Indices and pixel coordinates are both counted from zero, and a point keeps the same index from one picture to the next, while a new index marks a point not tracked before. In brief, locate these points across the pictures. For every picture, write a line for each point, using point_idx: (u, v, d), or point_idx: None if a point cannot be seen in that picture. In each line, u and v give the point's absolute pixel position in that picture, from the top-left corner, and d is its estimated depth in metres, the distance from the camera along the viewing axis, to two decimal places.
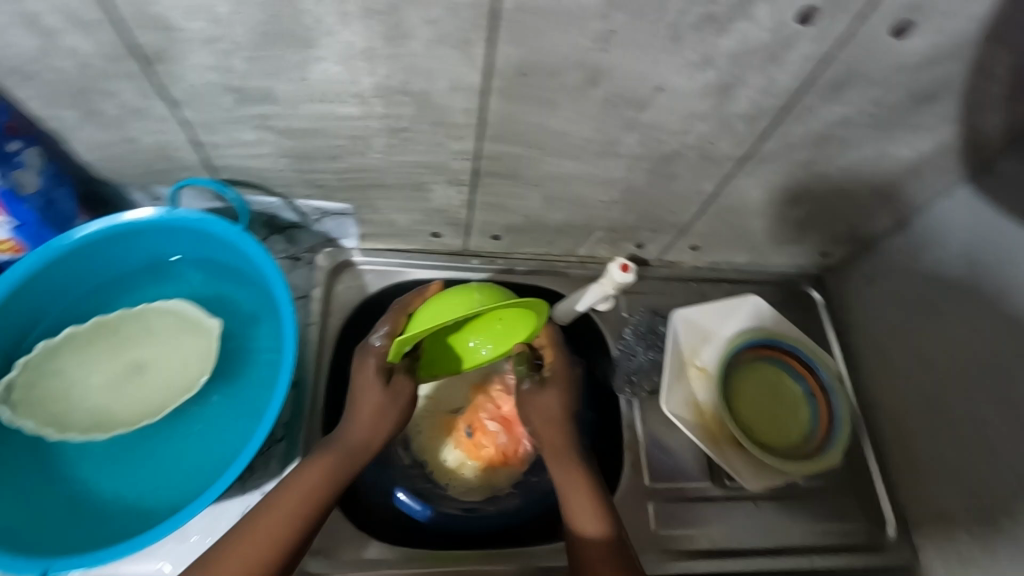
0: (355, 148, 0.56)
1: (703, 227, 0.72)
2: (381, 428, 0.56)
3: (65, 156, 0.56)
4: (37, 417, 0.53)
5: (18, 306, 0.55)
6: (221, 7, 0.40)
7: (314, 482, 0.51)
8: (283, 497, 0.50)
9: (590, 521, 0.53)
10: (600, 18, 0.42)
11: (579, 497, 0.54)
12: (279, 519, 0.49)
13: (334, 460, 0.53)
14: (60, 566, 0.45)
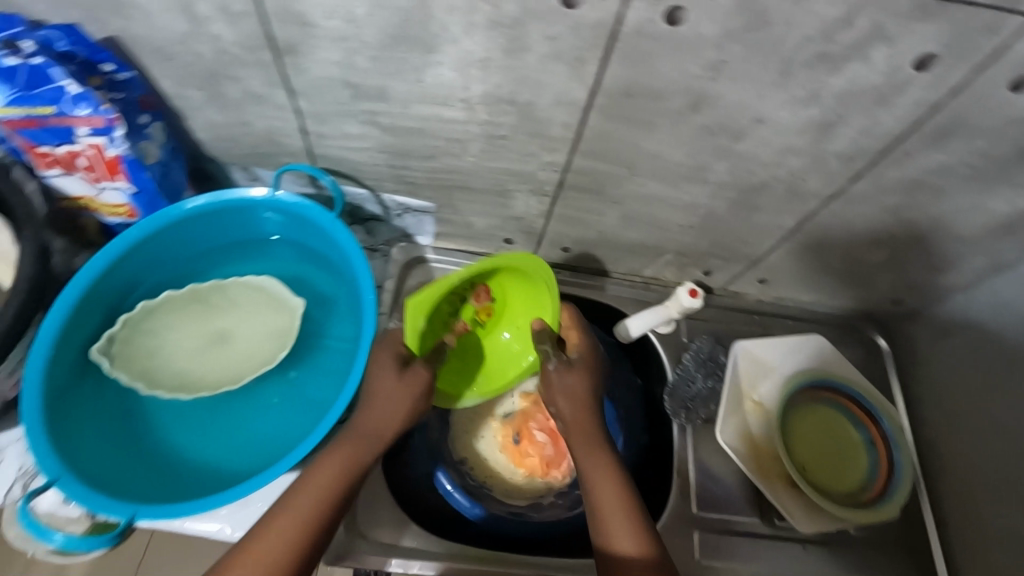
0: (450, 150, 0.58)
1: (775, 261, 0.72)
2: (397, 412, 0.51)
3: (183, 133, 0.60)
4: (130, 371, 0.57)
5: (127, 267, 0.59)
6: (359, 8, 0.43)
7: (330, 477, 0.48)
8: (301, 491, 0.48)
9: (626, 539, 0.49)
10: (715, 48, 0.43)
11: (611, 506, 0.51)
12: (296, 518, 0.46)
13: (348, 454, 0.50)
14: (147, 513, 0.48)
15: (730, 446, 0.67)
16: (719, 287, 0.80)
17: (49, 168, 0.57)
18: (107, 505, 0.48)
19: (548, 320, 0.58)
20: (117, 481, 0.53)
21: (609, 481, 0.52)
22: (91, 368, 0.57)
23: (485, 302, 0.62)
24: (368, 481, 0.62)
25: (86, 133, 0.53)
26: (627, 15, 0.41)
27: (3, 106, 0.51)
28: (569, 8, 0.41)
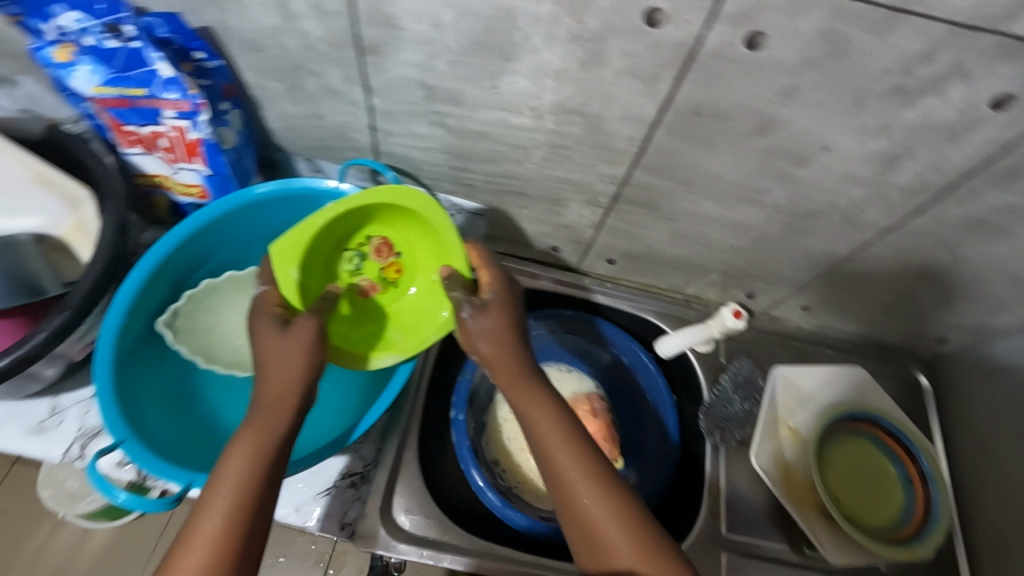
0: (512, 156, 0.59)
1: (821, 289, 0.72)
2: (295, 373, 0.48)
3: (258, 121, 0.63)
4: (191, 344, 0.62)
5: (195, 245, 0.61)
6: (446, 15, 0.45)
7: (243, 461, 0.43)
8: (219, 486, 0.42)
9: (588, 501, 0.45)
10: (791, 74, 0.44)
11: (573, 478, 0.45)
12: (218, 521, 0.40)
13: (257, 433, 0.44)
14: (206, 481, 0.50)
15: (763, 471, 0.67)
16: (761, 310, 0.80)
17: (131, 146, 0.59)
18: (168, 470, 0.50)
19: (457, 268, 0.56)
20: (175, 447, 0.56)
21: (561, 446, 0.47)
22: (153, 338, 0.60)
23: (388, 258, 0.63)
24: (403, 472, 0.63)
25: (171, 115, 0.55)
26: (708, 37, 0.42)
27: (99, 85, 0.54)
28: (651, 28, 0.42)
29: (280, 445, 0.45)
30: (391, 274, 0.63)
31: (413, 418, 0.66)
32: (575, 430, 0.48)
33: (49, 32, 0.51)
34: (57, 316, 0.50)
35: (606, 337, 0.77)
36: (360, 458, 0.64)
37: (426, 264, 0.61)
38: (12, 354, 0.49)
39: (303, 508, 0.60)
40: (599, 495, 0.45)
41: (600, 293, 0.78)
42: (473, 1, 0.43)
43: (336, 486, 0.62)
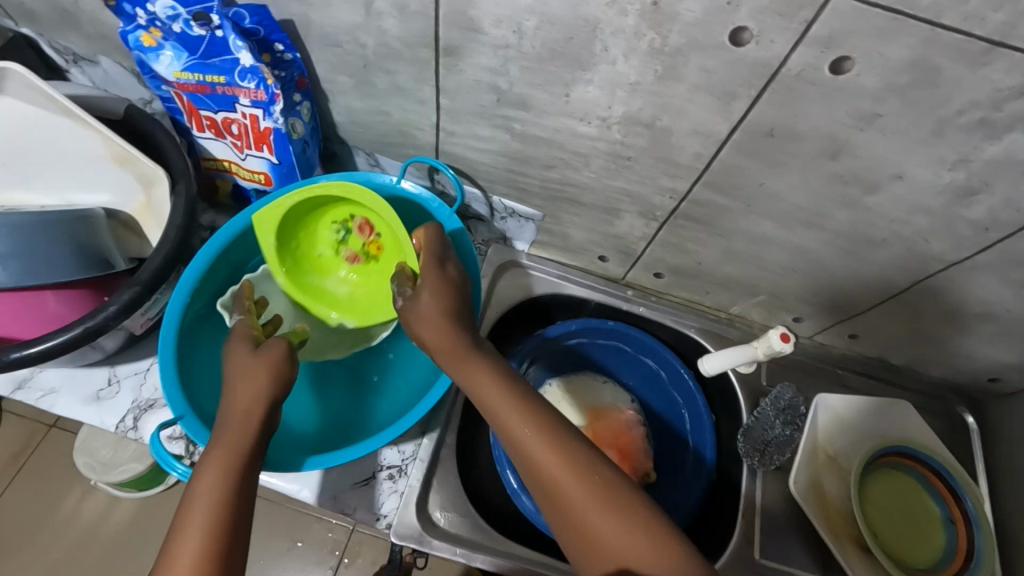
0: (573, 164, 0.60)
1: (872, 319, 0.70)
2: (261, 387, 0.49)
3: (324, 113, 0.64)
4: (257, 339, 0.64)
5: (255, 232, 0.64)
6: (528, 21, 0.45)
7: (218, 474, 0.42)
8: (194, 499, 0.41)
9: (559, 471, 0.43)
10: (872, 100, 0.43)
11: (534, 449, 0.44)
12: (196, 539, 0.39)
13: (226, 448, 0.44)
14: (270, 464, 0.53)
15: (801, 499, 0.66)
16: (805, 335, 0.78)
17: (203, 131, 0.62)
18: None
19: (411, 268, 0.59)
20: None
21: (513, 418, 0.46)
22: (210, 321, 0.63)
23: (371, 236, 0.65)
24: (440, 469, 0.64)
25: (246, 104, 0.57)
26: (792, 58, 0.42)
27: (180, 70, 0.56)
28: (735, 46, 0.42)
29: (252, 454, 0.45)
30: (373, 250, 0.66)
31: (453, 415, 0.67)
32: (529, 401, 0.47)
33: (139, 16, 0.53)
34: (126, 291, 0.52)
35: (645, 349, 0.76)
36: (398, 452, 0.63)
37: (394, 246, 0.62)
38: (84, 324, 0.51)
39: (341, 497, 0.60)
40: (560, 452, 0.44)
41: (643, 306, 0.78)
42: (557, 10, 0.44)
43: (374, 477, 0.61)
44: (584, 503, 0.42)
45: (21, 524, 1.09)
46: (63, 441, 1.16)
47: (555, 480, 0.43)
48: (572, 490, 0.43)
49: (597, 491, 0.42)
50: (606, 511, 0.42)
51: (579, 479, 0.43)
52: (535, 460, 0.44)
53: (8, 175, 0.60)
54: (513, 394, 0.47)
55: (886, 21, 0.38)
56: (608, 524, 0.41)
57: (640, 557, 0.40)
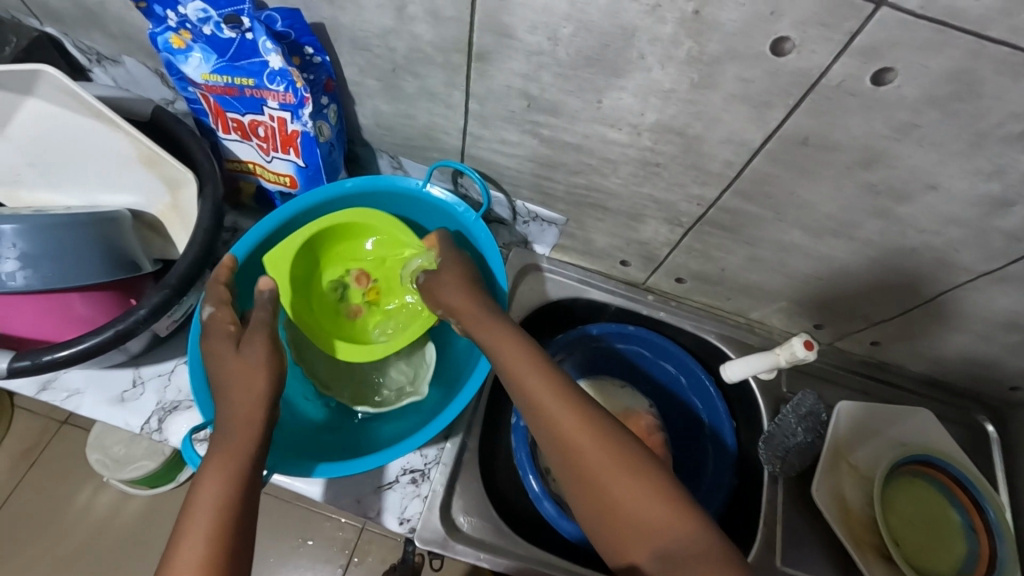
0: (600, 170, 0.59)
1: (894, 328, 0.70)
2: (258, 390, 0.49)
3: (349, 115, 0.64)
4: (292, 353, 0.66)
5: (283, 236, 0.65)
6: (564, 28, 0.45)
7: (218, 485, 0.42)
8: (195, 508, 0.41)
9: (580, 434, 0.46)
10: (911, 111, 0.43)
11: (560, 423, 0.47)
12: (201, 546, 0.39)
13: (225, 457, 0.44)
14: (299, 468, 0.53)
15: (824, 509, 0.66)
16: (825, 342, 0.78)
17: (229, 133, 0.62)
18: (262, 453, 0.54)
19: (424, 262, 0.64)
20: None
21: (537, 395, 0.49)
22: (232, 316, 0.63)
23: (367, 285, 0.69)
24: (463, 474, 0.64)
25: (275, 106, 0.57)
26: (832, 69, 0.42)
27: (209, 73, 0.56)
28: (776, 56, 0.42)
29: (251, 463, 0.45)
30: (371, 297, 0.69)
31: (475, 421, 0.67)
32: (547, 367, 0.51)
33: (169, 18, 0.53)
34: (155, 294, 0.52)
35: (665, 354, 0.76)
36: (421, 456, 0.63)
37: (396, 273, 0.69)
38: (114, 327, 0.51)
39: (365, 500, 0.60)
40: (580, 424, 0.47)
41: (664, 311, 0.78)
42: (595, 18, 0.43)
43: (397, 480, 0.62)
44: (602, 468, 0.45)
45: (34, 519, 1.09)
46: (75, 437, 1.16)
47: (575, 451, 0.46)
48: (592, 460, 0.45)
49: (613, 457, 0.45)
50: (624, 474, 0.45)
51: (600, 450, 0.46)
52: (558, 431, 0.47)
53: (37, 175, 0.60)
54: (538, 372, 0.50)
55: (932, 33, 0.37)
56: (629, 490, 0.44)
57: (659, 524, 0.43)
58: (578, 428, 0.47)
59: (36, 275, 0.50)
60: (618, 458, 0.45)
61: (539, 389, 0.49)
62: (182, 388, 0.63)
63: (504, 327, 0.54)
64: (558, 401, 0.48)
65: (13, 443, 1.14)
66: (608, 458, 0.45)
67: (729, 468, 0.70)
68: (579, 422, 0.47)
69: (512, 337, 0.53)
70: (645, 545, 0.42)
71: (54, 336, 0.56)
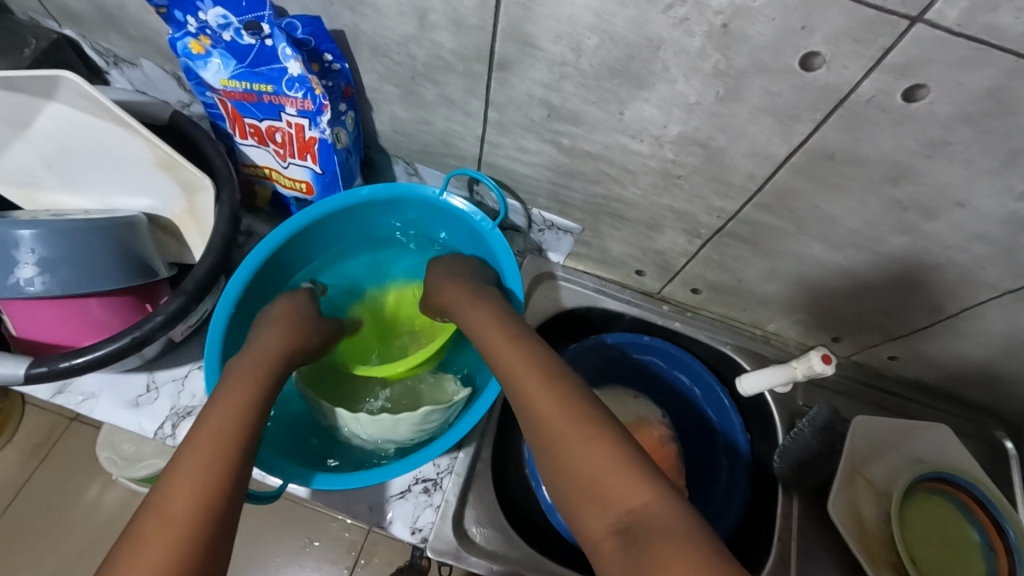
0: (620, 180, 0.59)
1: (913, 343, 0.69)
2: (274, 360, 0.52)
3: (366, 121, 0.64)
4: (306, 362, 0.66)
5: (301, 241, 0.65)
6: (589, 39, 0.45)
7: (211, 454, 0.42)
8: (176, 472, 0.40)
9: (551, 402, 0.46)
10: (942, 128, 0.42)
11: (534, 392, 0.47)
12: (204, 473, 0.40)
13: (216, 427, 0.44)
14: (315, 480, 0.53)
15: (841, 525, 0.64)
16: (842, 355, 0.77)
17: (246, 138, 0.62)
18: (280, 463, 0.54)
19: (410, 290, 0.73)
20: (274, 436, 0.59)
21: (516, 372, 0.49)
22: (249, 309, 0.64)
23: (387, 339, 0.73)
24: (475, 484, 0.64)
25: (292, 113, 0.57)
26: (863, 85, 0.41)
27: (228, 78, 0.56)
28: (806, 71, 0.41)
29: (242, 434, 0.44)
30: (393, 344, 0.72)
31: (488, 431, 0.67)
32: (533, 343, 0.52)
33: (190, 23, 0.53)
34: (173, 300, 0.52)
35: (679, 365, 0.75)
36: (433, 465, 0.63)
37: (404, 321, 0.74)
38: (131, 334, 0.51)
39: (379, 508, 0.60)
40: (550, 397, 0.46)
41: (679, 322, 0.77)
42: (621, 29, 0.43)
43: (410, 490, 0.61)
44: (571, 434, 0.43)
45: (44, 514, 1.10)
46: (85, 435, 1.16)
47: (543, 423, 0.45)
48: (557, 430, 0.44)
49: (583, 425, 0.43)
50: (595, 441, 0.42)
51: (566, 420, 0.44)
52: (532, 409, 0.46)
53: (54, 178, 0.60)
54: (519, 356, 0.51)
55: (969, 50, 0.37)
56: (596, 459, 0.41)
57: (623, 493, 0.39)
58: (546, 401, 0.46)
59: (54, 280, 0.50)
60: (584, 428, 0.43)
61: (517, 369, 0.50)
62: (196, 393, 0.62)
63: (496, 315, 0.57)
64: (534, 379, 0.48)
65: (24, 438, 1.14)
66: (575, 427, 0.44)
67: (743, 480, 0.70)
68: (549, 396, 0.46)
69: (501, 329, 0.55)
70: (608, 519, 0.39)
71: (69, 341, 0.56)
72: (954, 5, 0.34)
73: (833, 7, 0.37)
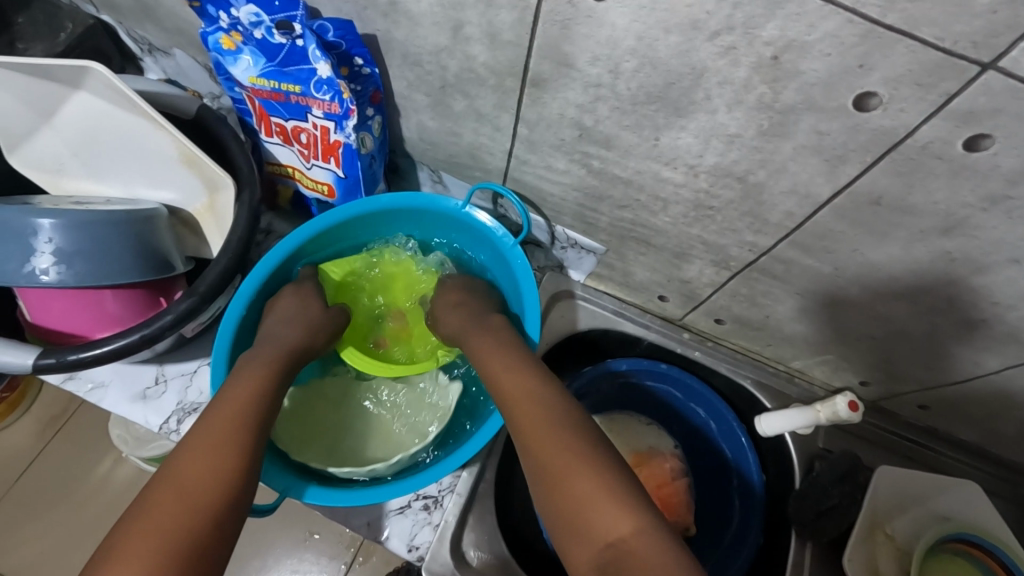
0: (649, 207, 0.56)
1: (949, 397, 0.65)
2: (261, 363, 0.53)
3: (393, 126, 0.62)
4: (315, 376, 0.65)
5: (310, 250, 0.65)
6: (628, 63, 0.42)
7: (218, 435, 0.44)
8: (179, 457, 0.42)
9: (541, 425, 0.45)
10: (1005, 182, 0.39)
11: (527, 415, 0.47)
12: (203, 451, 0.42)
13: (219, 425, 0.45)
14: (311, 494, 0.52)
15: None
16: (868, 401, 0.73)
17: (272, 136, 0.61)
18: (282, 474, 0.54)
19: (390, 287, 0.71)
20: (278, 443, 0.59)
21: (514, 388, 0.50)
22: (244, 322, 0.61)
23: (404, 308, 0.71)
24: (477, 506, 0.62)
25: (319, 115, 0.56)
26: (920, 130, 0.38)
27: (257, 76, 0.55)
28: (859, 111, 0.39)
29: (248, 416, 0.47)
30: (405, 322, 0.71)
31: (494, 451, 0.65)
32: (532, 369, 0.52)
33: (222, 19, 0.53)
34: (184, 301, 0.51)
35: (696, 398, 0.73)
36: (435, 482, 0.61)
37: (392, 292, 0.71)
38: (141, 330, 0.50)
39: (376, 523, 0.59)
40: (544, 412, 0.46)
41: (698, 351, 0.74)
42: (663, 55, 0.41)
43: (410, 506, 0.60)
44: (558, 460, 0.42)
45: (57, 482, 1.11)
46: (102, 410, 1.18)
47: (537, 449, 0.44)
48: (551, 458, 0.43)
49: (577, 454, 0.42)
50: (582, 469, 0.41)
51: (550, 441, 0.44)
52: (526, 429, 0.46)
53: (80, 165, 0.60)
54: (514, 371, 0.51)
55: None
56: (581, 488, 0.40)
57: (604, 530, 0.38)
58: (541, 414, 0.46)
59: (69, 272, 0.49)
60: (562, 451, 0.43)
61: (513, 390, 0.50)
62: (203, 390, 0.62)
63: (501, 346, 0.55)
64: (523, 397, 0.48)
65: (43, 407, 1.16)
66: (562, 452, 0.43)
67: (754, 527, 0.67)
68: (542, 407, 0.47)
69: (498, 343, 0.56)
70: (592, 550, 0.38)
71: (85, 332, 0.55)
72: None
73: (893, 47, 0.34)
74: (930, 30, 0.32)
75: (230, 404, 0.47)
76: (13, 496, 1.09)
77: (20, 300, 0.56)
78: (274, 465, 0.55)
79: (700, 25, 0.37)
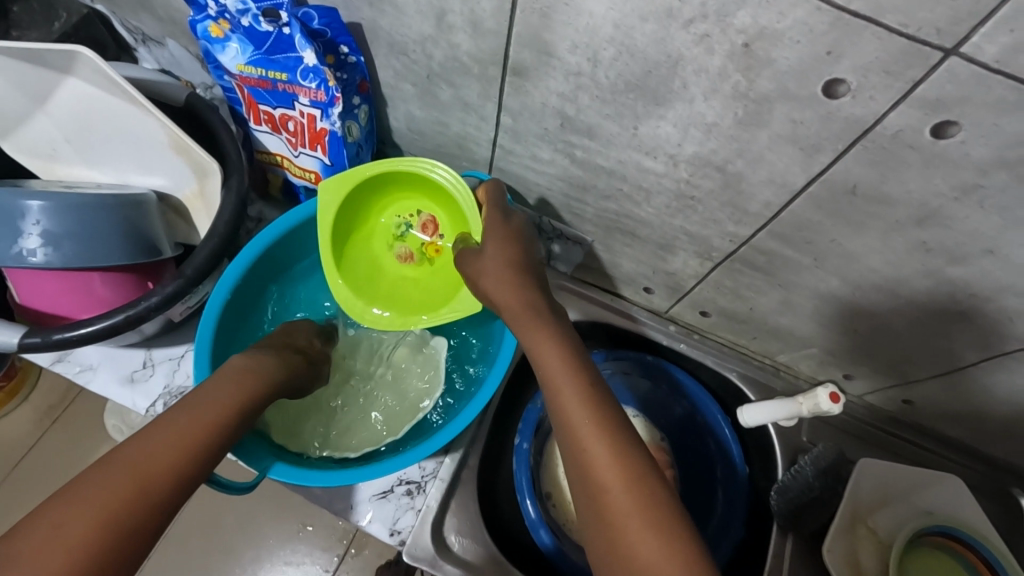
0: (632, 197, 0.57)
1: (932, 391, 0.65)
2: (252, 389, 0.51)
3: (381, 116, 0.63)
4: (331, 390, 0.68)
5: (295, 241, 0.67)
6: (606, 51, 0.43)
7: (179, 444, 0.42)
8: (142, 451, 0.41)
9: (596, 446, 0.42)
10: (975, 172, 0.39)
11: (583, 426, 0.43)
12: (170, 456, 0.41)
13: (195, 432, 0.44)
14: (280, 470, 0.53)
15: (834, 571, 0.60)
16: (854, 395, 0.73)
17: (260, 125, 0.62)
18: (263, 457, 0.54)
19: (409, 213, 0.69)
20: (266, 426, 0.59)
21: (561, 395, 0.45)
22: (249, 318, 0.66)
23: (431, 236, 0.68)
24: (460, 492, 0.62)
25: (305, 103, 0.56)
26: (888, 117, 0.38)
27: (244, 64, 0.56)
28: (829, 98, 0.39)
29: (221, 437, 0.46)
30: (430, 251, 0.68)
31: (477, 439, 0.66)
32: (578, 364, 0.48)
33: (210, 7, 0.53)
34: (171, 283, 0.52)
35: (681, 391, 0.74)
36: (419, 467, 0.62)
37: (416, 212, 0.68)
38: (126, 311, 0.51)
39: (358, 507, 0.59)
40: (589, 422, 0.43)
41: (684, 343, 0.75)
42: (640, 43, 0.41)
43: (392, 491, 0.60)
44: (614, 490, 0.40)
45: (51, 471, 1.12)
46: (98, 399, 1.19)
47: (591, 471, 0.42)
48: (604, 485, 0.40)
49: (632, 489, 0.40)
50: (635, 507, 0.39)
51: (605, 467, 0.41)
52: (578, 444, 0.43)
53: (72, 151, 0.61)
54: (566, 364, 0.47)
55: (1008, 89, 0.34)
56: (636, 529, 0.38)
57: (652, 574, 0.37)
58: (586, 425, 0.43)
59: (56, 253, 0.50)
60: (616, 478, 0.41)
61: (565, 389, 0.46)
62: (190, 373, 0.63)
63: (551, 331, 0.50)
64: (579, 401, 0.45)
65: (39, 399, 1.17)
66: (614, 480, 0.40)
67: (736, 518, 0.67)
68: (587, 419, 0.43)
69: (552, 330, 0.50)
70: None
71: (74, 313, 0.57)
72: (994, 39, 0.32)
73: (861, 35, 0.35)
74: (895, 16, 0.33)
75: (194, 418, 0.45)
76: (10, 482, 1.10)
77: (11, 283, 0.57)
78: (260, 449, 0.55)
79: (674, 13, 0.38)
